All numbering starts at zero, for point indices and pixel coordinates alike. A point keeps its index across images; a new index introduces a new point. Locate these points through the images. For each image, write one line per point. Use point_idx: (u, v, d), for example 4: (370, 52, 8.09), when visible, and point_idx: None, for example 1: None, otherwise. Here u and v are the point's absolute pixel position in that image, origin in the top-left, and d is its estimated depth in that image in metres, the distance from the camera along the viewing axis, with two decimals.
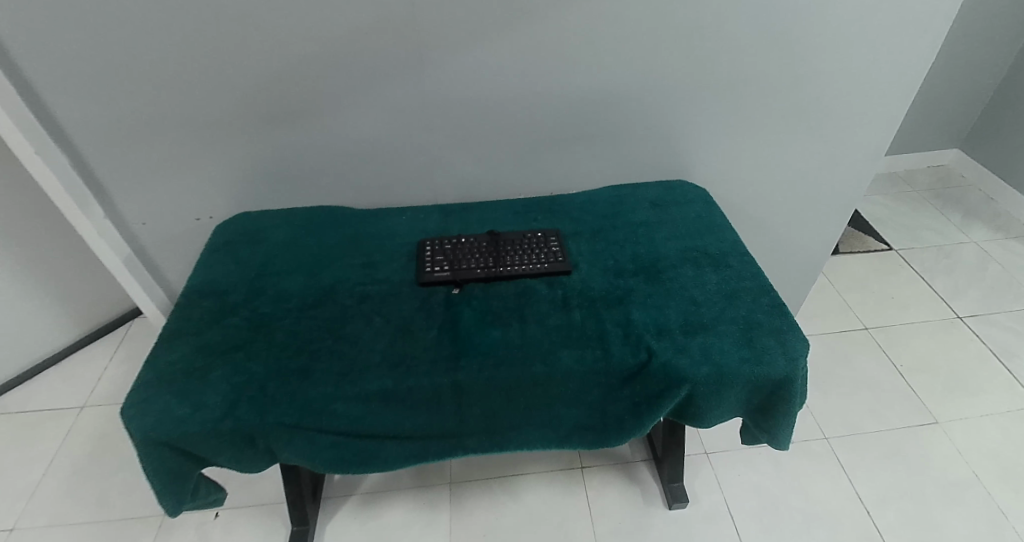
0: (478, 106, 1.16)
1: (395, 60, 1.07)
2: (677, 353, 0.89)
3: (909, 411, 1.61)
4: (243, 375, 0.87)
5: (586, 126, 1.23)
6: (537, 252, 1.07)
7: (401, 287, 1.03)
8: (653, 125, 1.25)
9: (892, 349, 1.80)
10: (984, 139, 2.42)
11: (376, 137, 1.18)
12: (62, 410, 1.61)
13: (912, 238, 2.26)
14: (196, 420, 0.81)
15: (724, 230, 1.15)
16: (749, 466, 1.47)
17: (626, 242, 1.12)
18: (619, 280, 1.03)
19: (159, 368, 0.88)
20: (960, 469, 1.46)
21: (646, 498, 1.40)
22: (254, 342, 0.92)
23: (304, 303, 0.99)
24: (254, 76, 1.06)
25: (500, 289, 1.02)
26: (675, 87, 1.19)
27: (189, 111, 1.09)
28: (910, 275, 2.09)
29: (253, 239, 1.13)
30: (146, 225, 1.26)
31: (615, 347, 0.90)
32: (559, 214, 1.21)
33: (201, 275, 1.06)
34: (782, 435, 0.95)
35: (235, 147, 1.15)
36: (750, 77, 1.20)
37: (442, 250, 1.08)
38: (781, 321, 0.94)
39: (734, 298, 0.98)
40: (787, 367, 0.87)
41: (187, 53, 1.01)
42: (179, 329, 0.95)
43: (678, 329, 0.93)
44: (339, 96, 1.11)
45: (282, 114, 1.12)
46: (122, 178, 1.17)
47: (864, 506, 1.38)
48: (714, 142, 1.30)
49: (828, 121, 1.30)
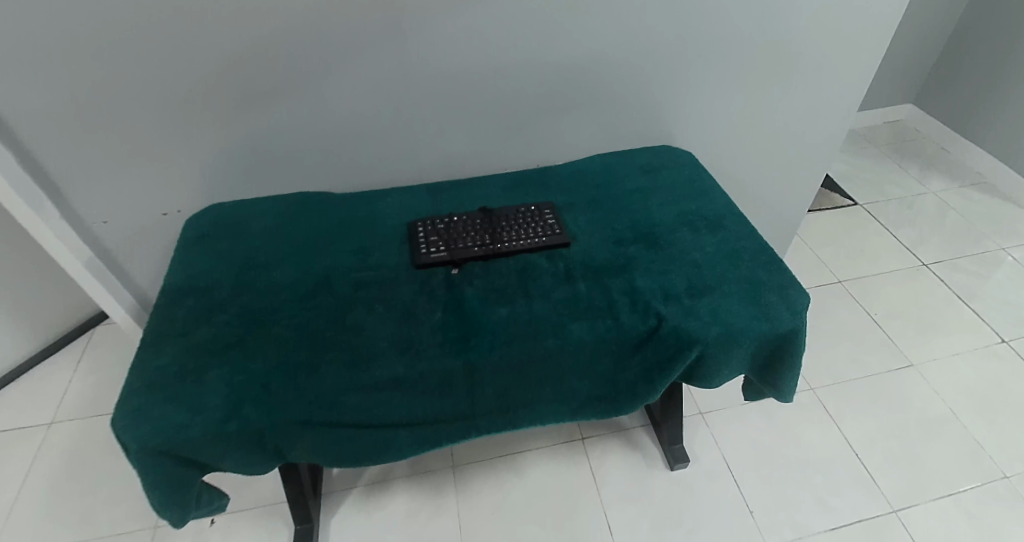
0: (459, 76, 1.11)
1: (371, 28, 1.00)
2: (686, 316, 0.89)
3: (887, 356, 1.69)
4: (243, 373, 0.82)
5: (569, 94, 1.20)
6: (533, 225, 1.05)
7: (398, 270, 0.98)
8: (636, 89, 1.22)
9: (866, 300, 1.86)
10: (937, 92, 2.52)
11: (354, 115, 1.12)
12: (29, 428, 1.52)
13: (876, 191, 2.34)
14: (197, 424, 0.76)
15: (715, 192, 1.15)
16: (744, 422, 1.51)
17: (621, 211, 1.11)
18: (619, 248, 1.01)
19: (148, 374, 0.82)
20: (938, 407, 1.55)
21: (648, 461, 1.42)
22: (250, 339, 0.87)
23: (297, 294, 0.94)
24: (221, 53, 0.98)
25: (501, 265, 0.99)
26: (659, 49, 1.17)
27: (150, 94, 1.00)
28: (877, 227, 2.16)
29: (230, 231, 1.07)
30: (108, 224, 1.17)
31: (625, 315, 0.90)
32: (550, 186, 1.18)
33: (181, 272, 0.99)
34: (787, 388, 0.96)
35: (203, 132, 1.07)
36: (730, 36, 1.19)
37: (436, 231, 1.04)
38: (782, 277, 0.95)
39: (734, 258, 0.98)
40: (792, 321, 0.89)
41: (144, 29, 0.93)
42: (165, 330, 0.89)
43: (684, 292, 0.93)
44: (313, 74, 1.04)
45: (254, 94, 1.05)
46: (80, 174, 1.08)
47: (854, 450, 1.45)
48: (697, 104, 1.30)
49: (805, 78, 1.31)
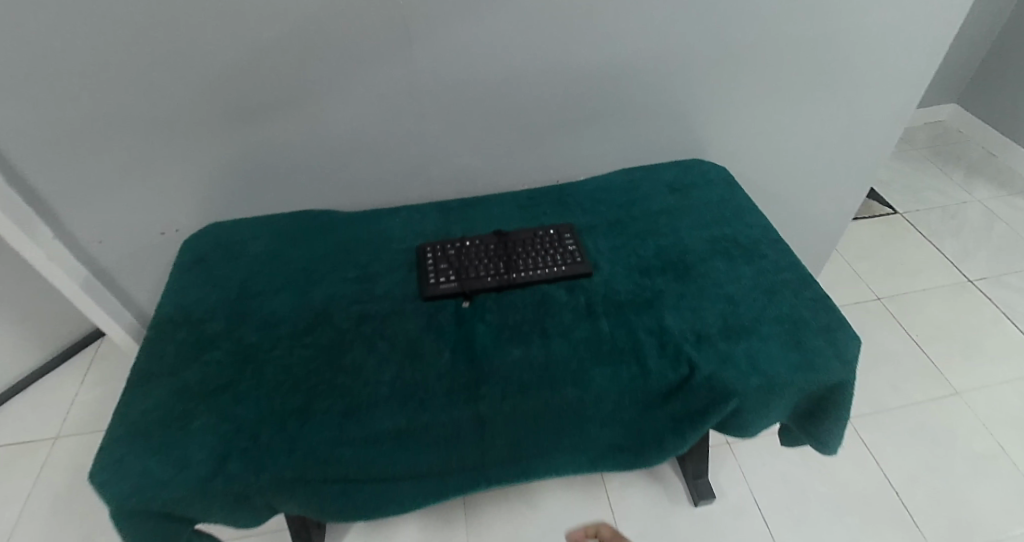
0: (472, 89, 1.02)
1: (376, 38, 0.92)
2: (722, 364, 0.80)
3: (929, 383, 1.57)
4: (232, 421, 0.75)
5: (591, 106, 1.10)
6: (551, 252, 0.96)
7: (403, 303, 0.90)
8: (665, 101, 1.12)
9: (907, 319, 1.74)
10: (983, 92, 2.36)
11: (359, 130, 1.04)
12: (35, 443, 1.49)
13: (916, 199, 2.20)
14: (180, 481, 0.70)
15: (751, 213, 1.04)
16: (775, 454, 1.41)
17: (647, 235, 1.01)
18: (646, 280, 0.92)
19: (133, 420, 0.76)
20: (985, 442, 1.44)
21: (670, 496, 1.34)
22: (242, 380, 0.80)
23: (294, 329, 0.87)
24: (216, 65, 0.90)
25: (515, 298, 0.90)
26: (690, 58, 1.06)
27: (141, 109, 0.94)
28: (917, 239, 2.03)
29: (228, 255, 1.00)
30: (102, 244, 1.11)
31: (652, 360, 0.81)
32: (570, 205, 1.09)
33: (173, 301, 0.93)
34: (831, 440, 0.86)
35: (199, 148, 1.00)
36: (769, 43, 1.08)
37: (446, 257, 0.95)
38: (829, 317, 0.85)
39: (775, 293, 0.89)
40: (841, 371, 0.79)
41: (132, 42, 0.85)
42: (153, 368, 0.82)
43: (719, 334, 0.83)
44: (313, 88, 0.96)
45: (252, 109, 0.97)
46: (71, 194, 1.02)
47: (893, 488, 1.35)
48: (732, 116, 1.19)
49: (850, 88, 1.19)
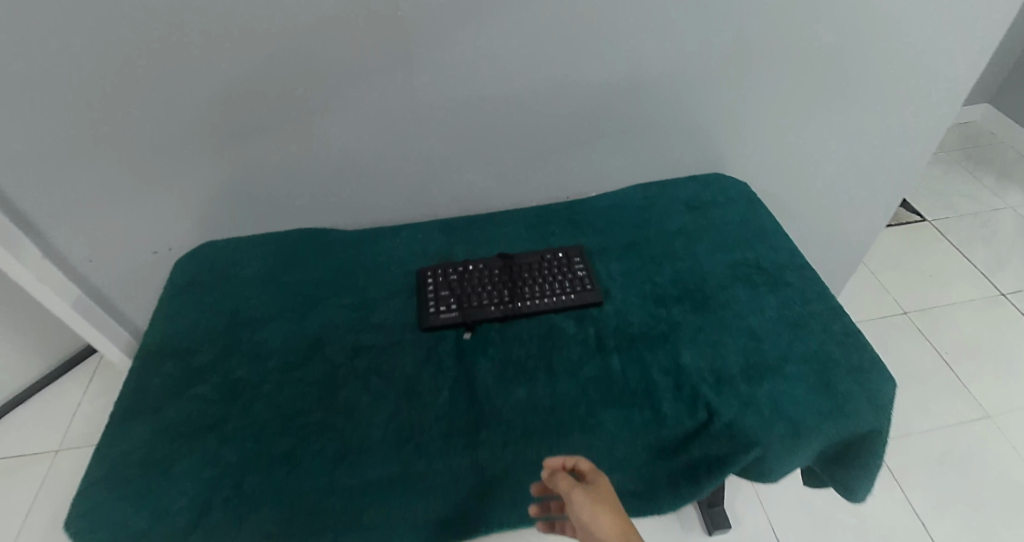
0: (476, 104, 0.96)
1: (372, 53, 0.86)
2: (743, 410, 0.73)
3: (959, 404, 1.49)
4: (216, 466, 0.71)
5: (604, 120, 1.03)
6: (559, 279, 0.90)
7: (402, 334, 0.85)
8: (683, 114, 1.05)
9: (935, 335, 1.66)
10: (1018, 91, 2.24)
11: (357, 147, 0.98)
12: (36, 455, 1.47)
13: (945, 205, 2.10)
14: (158, 533, 0.65)
15: (775, 235, 0.97)
16: (794, 480, 1.35)
17: (663, 260, 0.94)
18: (661, 311, 0.86)
19: (113, 462, 0.72)
20: (1019, 470, 1.36)
21: (684, 523, 1.28)
22: (229, 419, 0.75)
23: (286, 362, 0.82)
24: (202, 81, 0.85)
25: (520, 330, 0.84)
26: (711, 69, 0.99)
27: (127, 128, 0.88)
28: (947, 248, 1.93)
29: (219, 278, 0.95)
30: (94, 263, 1.07)
31: (667, 404, 0.75)
32: (581, 225, 1.02)
33: (162, 328, 0.88)
34: (859, 489, 0.80)
35: (189, 167, 0.95)
36: (797, 53, 0.99)
37: (448, 284, 0.90)
38: (861, 356, 0.78)
39: (801, 327, 0.82)
40: (875, 419, 0.72)
41: (113, 59, 0.80)
42: (137, 404, 0.78)
43: (740, 375, 0.77)
44: (307, 104, 0.91)
45: (244, 126, 0.91)
46: (58, 214, 0.98)
47: (919, 519, 1.28)
48: (755, 129, 1.11)
49: (884, 99, 1.11)
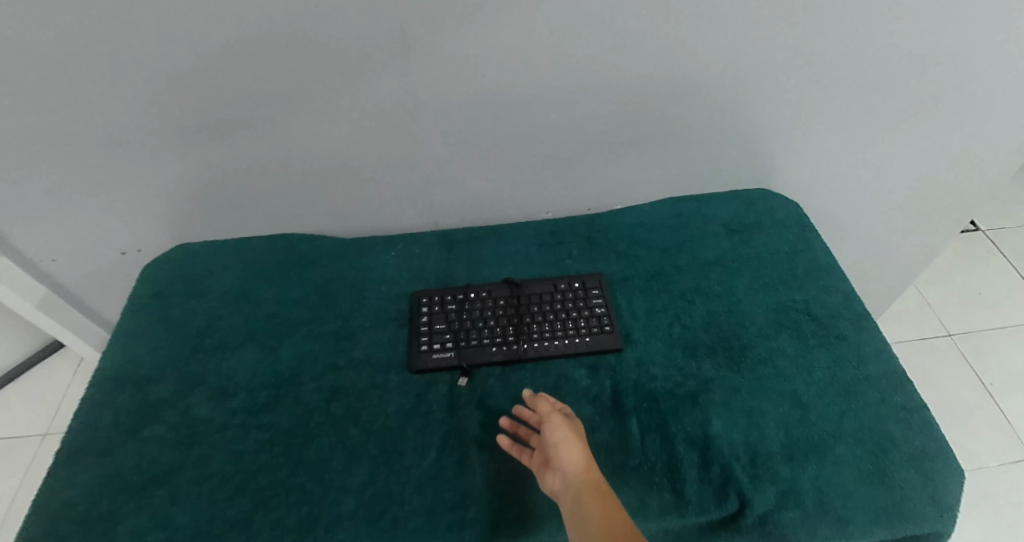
0: (485, 107, 0.82)
1: (363, 46, 0.72)
2: (782, 501, 0.62)
3: (1000, 442, 1.37)
4: (163, 530, 0.61)
5: (635, 127, 0.88)
6: (573, 316, 0.78)
7: (386, 375, 0.74)
8: (729, 122, 0.90)
9: (979, 362, 1.52)
10: None
11: (347, 149, 0.85)
12: (22, 439, 1.41)
13: (1000, 213, 1.91)
14: None
15: (828, 273, 0.84)
16: None
17: (694, 297, 0.81)
18: (690, 364, 0.74)
19: (48, 516, 0.62)
20: None
21: None
22: (184, 471, 0.66)
23: (254, 403, 0.72)
24: (162, 73, 0.72)
25: (523, 378, 0.73)
26: (767, 74, 0.83)
27: (79, 124, 0.76)
28: (999, 262, 1.76)
29: (190, 291, 0.84)
30: (58, 262, 0.97)
31: (691, 486, 0.63)
32: (601, 246, 0.89)
33: (120, 349, 0.78)
34: None
35: (154, 168, 0.83)
36: (872, 59, 0.83)
37: (444, 315, 0.78)
38: (925, 439, 0.66)
39: (855, 397, 0.69)
40: (940, 523, 0.60)
41: (53, 47, 0.67)
42: (84, 444, 0.68)
43: (780, 454, 0.65)
44: (287, 101, 0.77)
45: (214, 122, 0.79)
46: (11, 213, 0.87)
47: None
48: (810, 141, 0.96)
49: (966, 111, 0.94)
